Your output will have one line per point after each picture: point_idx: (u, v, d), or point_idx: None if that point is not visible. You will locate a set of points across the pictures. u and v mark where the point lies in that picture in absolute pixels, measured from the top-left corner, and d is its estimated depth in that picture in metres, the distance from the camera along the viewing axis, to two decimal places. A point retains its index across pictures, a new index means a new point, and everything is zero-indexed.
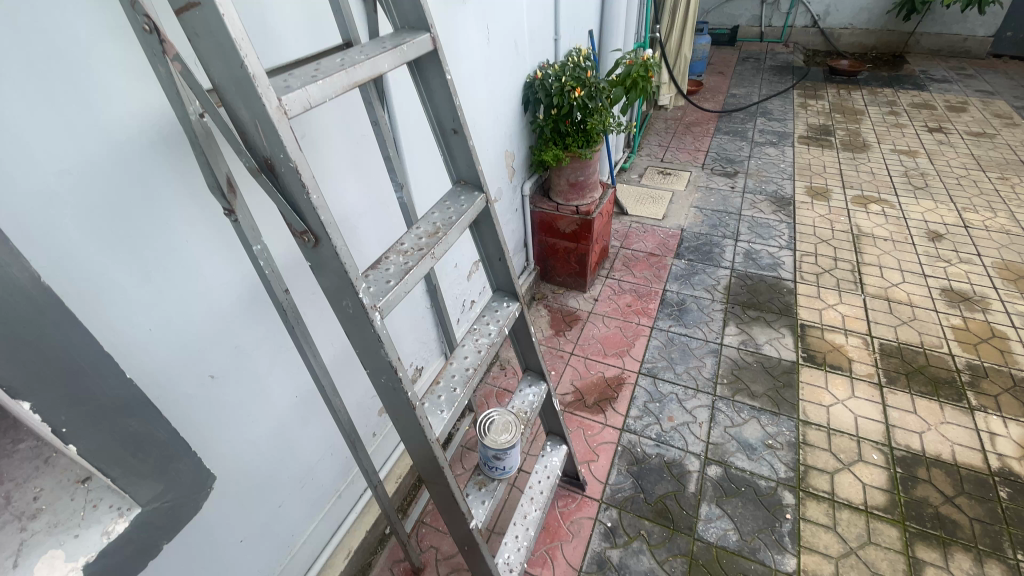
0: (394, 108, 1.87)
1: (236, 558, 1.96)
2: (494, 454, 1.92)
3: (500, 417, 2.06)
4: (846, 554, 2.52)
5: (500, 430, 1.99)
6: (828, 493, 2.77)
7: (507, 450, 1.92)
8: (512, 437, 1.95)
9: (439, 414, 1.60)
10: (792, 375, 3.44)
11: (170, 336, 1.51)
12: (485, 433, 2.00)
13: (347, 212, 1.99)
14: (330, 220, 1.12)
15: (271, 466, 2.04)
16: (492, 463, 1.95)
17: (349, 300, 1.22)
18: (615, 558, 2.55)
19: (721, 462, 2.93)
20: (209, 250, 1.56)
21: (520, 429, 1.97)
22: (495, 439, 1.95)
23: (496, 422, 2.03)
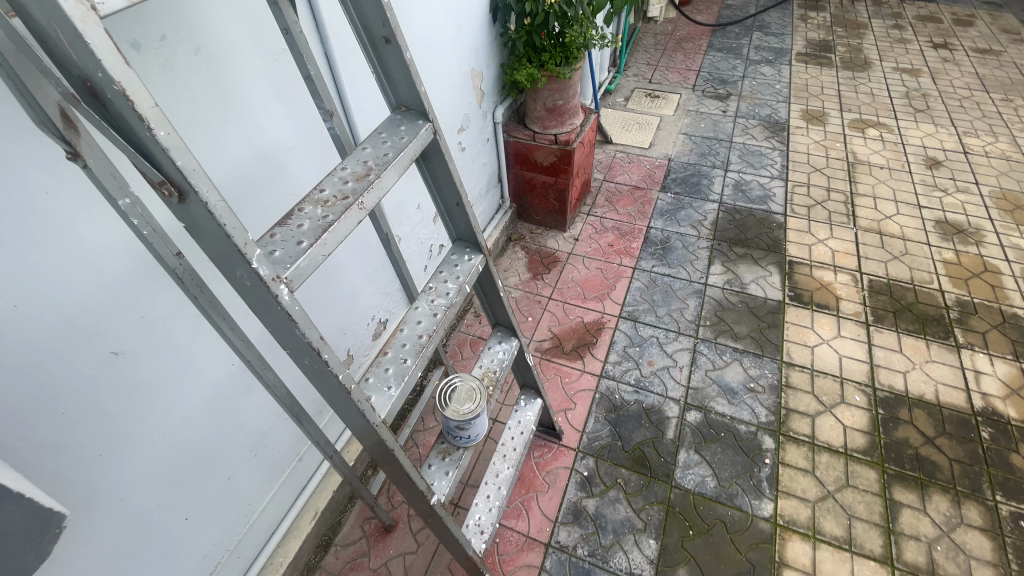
0: (311, 11, 1.48)
1: (183, 538, 1.80)
2: (458, 426, 1.75)
3: (464, 383, 1.87)
4: (823, 497, 2.50)
5: (462, 398, 1.82)
6: (809, 437, 2.71)
7: (472, 420, 1.77)
8: (477, 406, 1.79)
9: (386, 390, 1.37)
10: (778, 315, 3.30)
11: (44, 311, 1.22)
12: (446, 403, 1.82)
13: (272, 149, 1.66)
14: (193, 167, 0.81)
15: (214, 440, 1.83)
16: (456, 434, 1.78)
17: (243, 271, 0.94)
18: (591, 507, 2.48)
19: (701, 407, 2.82)
20: (83, 200, 1.24)
21: (485, 396, 1.81)
22: (458, 409, 1.77)
23: (458, 390, 1.85)
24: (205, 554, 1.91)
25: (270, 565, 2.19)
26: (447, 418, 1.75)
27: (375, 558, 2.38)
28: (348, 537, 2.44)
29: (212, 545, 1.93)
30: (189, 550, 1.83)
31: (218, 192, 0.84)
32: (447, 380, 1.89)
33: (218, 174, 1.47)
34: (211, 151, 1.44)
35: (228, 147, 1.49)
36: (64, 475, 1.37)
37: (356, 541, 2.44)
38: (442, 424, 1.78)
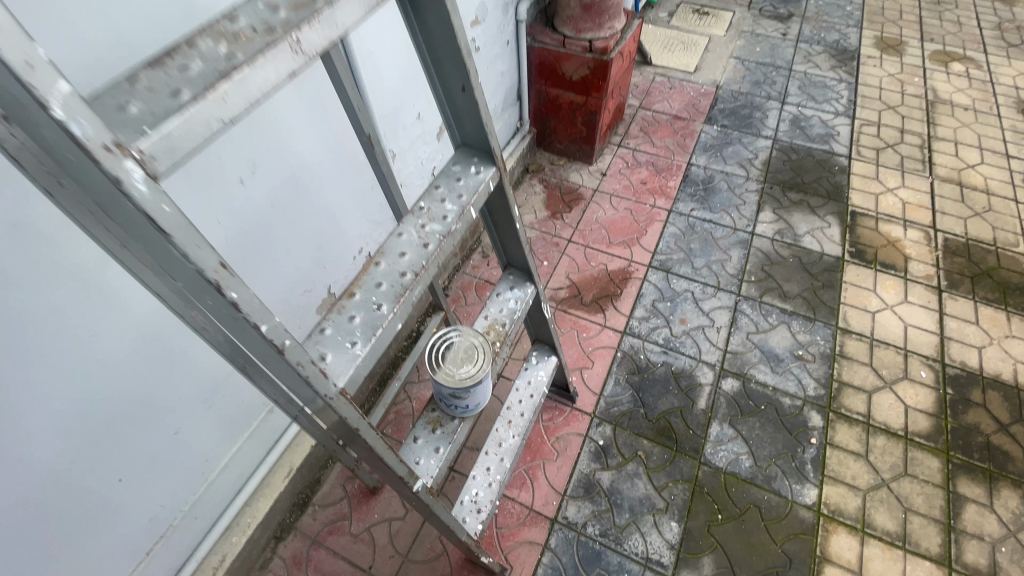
0: None
1: (117, 500, 1.48)
2: (453, 395, 1.41)
3: (465, 340, 1.49)
4: (876, 486, 2.14)
5: (459, 360, 1.46)
6: (864, 416, 2.33)
7: (471, 389, 1.41)
8: (477, 372, 1.42)
9: (345, 346, 0.96)
10: (835, 274, 2.84)
11: None
12: (439, 362, 1.47)
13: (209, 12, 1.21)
14: None
15: (155, 390, 1.48)
16: (450, 404, 1.44)
17: (52, 133, 0.52)
18: (606, 482, 2.14)
19: (739, 374, 2.42)
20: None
21: (489, 359, 1.44)
22: (454, 375, 1.42)
23: (456, 350, 1.48)
24: (151, 516, 1.61)
25: (238, 524, 1.90)
26: (438, 384, 1.42)
27: (358, 522, 2.08)
28: (327, 497, 2.13)
29: (157, 507, 1.62)
30: (125, 513, 1.51)
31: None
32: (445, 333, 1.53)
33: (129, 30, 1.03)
34: None
35: None
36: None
37: (337, 501, 2.14)
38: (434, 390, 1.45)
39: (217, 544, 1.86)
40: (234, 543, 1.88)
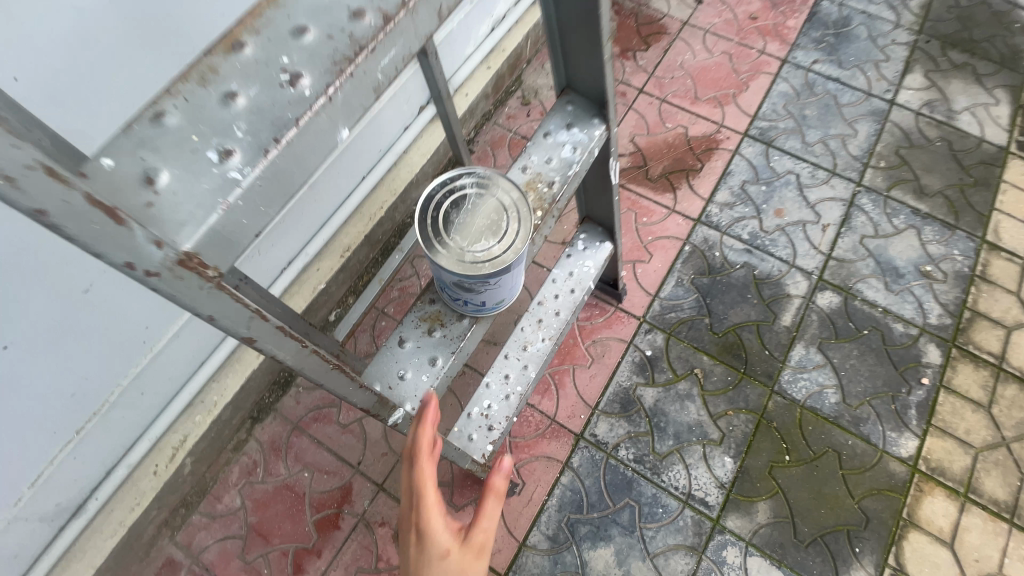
0: None
1: (10, 370, 1.11)
2: (460, 285, 0.91)
3: (488, 199, 0.93)
4: (994, 445, 1.68)
5: (473, 228, 0.90)
6: (996, 358, 1.78)
7: (492, 283, 0.90)
8: (504, 256, 0.89)
9: (208, 167, 0.42)
10: (995, 169, 2.10)
11: None
12: (448, 231, 0.90)
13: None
14: None
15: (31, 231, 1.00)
16: (456, 297, 0.95)
17: None
18: (648, 401, 1.71)
19: (842, 288, 1.85)
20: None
21: (525, 235, 0.91)
22: (465, 256, 0.88)
23: (472, 212, 0.92)
24: (73, 392, 1.26)
25: (201, 404, 1.59)
26: (436, 264, 0.89)
27: (347, 412, 1.74)
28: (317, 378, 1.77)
29: (80, 379, 1.26)
30: (28, 385, 1.16)
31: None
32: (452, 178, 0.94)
33: None
34: None
35: None
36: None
37: None
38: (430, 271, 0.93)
39: (179, 422, 1.56)
40: (197, 424, 1.58)
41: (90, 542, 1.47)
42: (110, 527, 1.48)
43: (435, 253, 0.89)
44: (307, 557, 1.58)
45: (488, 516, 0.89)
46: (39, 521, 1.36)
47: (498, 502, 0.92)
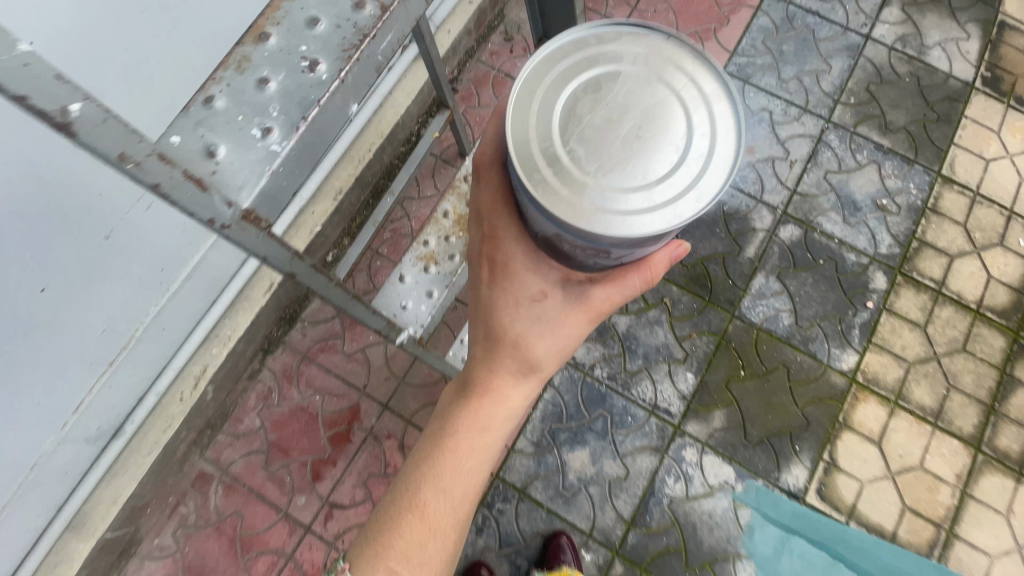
0: None
1: (52, 311, 1.25)
2: (556, 235, 0.77)
3: (675, 115, 0.74)
4: (925, 359, 1.90)
5: (616, 144, 0.72)
6: (936, 284, 1.97)
7: (604, 248, 0.75)
8: (643, 213, 0.71)
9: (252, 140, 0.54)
10: (956, 106, 2.22)
11: None
12: (589, 144, 0.72)
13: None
14: None
15: (53, 180, 1.09)
16: (549, 247, 0.84)
17: None
18: (622, 327, 1.90)
19: (803, 222, 2.00)
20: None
21: (702, 188, 0.72)
22: (598, 184, 0.70)
23: (637, 120, 0.72)
24: (104, 328, 1.41)
25: (217, 337, 1.74)
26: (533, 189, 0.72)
27: (350, 342, 1.93)
28: (319, 314, 1.95)
29: (109, 315, 1.40)
30: (67, 322, 1.30)
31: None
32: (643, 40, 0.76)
33: None
34: None
35: None
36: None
37: (329, 319, 1.96)
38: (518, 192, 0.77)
39: (197, 354, 1.73)
40: (215, 356, 1.74)
41: (130, 459, 1.68)
42: (146, 446, 1.69)
43: (547, 143, 0.73)
44: (323, 466, 1.81)
45: (615, 281, 0.88)
46: (84, 442, 1.55)
47: (635, 283, 0.89)
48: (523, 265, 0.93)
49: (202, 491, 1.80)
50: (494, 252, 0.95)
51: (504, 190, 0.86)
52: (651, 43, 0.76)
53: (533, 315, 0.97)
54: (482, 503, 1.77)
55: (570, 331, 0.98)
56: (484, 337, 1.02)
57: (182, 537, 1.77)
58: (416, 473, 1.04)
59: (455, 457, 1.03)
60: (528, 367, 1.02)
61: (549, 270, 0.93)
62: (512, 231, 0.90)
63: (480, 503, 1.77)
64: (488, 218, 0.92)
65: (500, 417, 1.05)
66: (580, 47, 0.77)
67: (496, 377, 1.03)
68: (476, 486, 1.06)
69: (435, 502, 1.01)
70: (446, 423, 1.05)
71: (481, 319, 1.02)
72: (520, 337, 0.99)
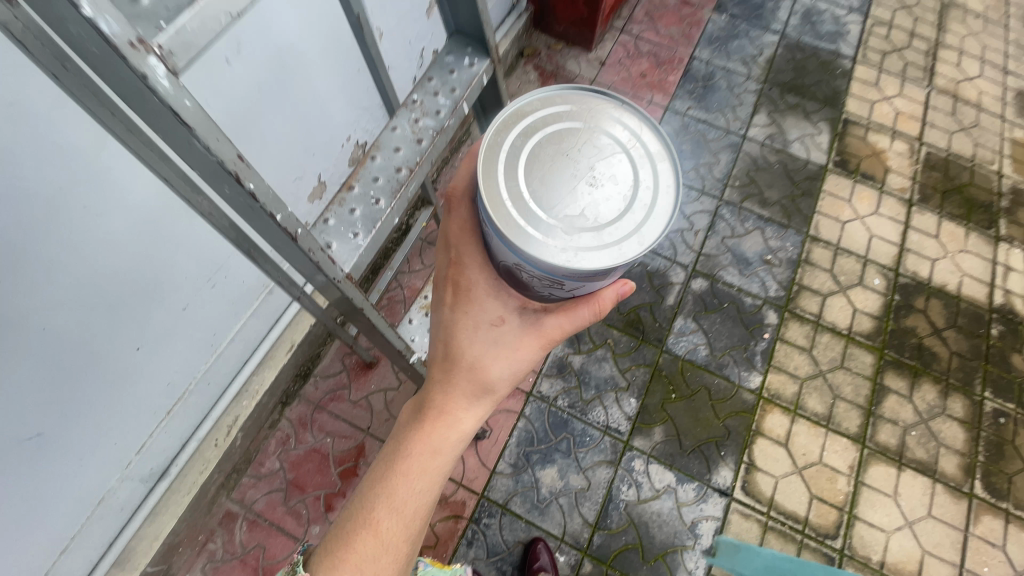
0: None
1: (141, 367, 1.64)
2: (517, 266, 0.95)
3: (624, 170, 0.95)
4: (813, 376, 2.43)
5: (573, 192, 0.91)
6: (814, 316, 2.55)
7: (559, 279, 0.92)
8: (593, 249, 0.88)
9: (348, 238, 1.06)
10: (815, 183, 2.89)
11: None
12: (553, 194, 0.91)
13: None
14: None
15: (163, 269, 1.55)
16: (509, 275, 1.00)
17: (72, 21, 0.55)
18: (577, 363, 2.38)
19: (708, 275, 2.59)
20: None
21: (642, 230, 0.91)
22: (555, 223, 0.89)
23: (591, 172, 0.93)
24: (169, 382, 1.79)
25: (246, 391, 2.13)
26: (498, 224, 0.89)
27: (355, 391, 2.35)
28: (328, 368, 2.39)
29: (174, 371, 1.79)
30: (148, 376, 1.69)
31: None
32: (603, 109, 0.99)
33: None
34: None
35: None
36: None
37: (337, 373, 2.40)
38: (484, 224, 0.95)
39: (230, 406, 2.10)
40: (245, 406, 2.12)
41: (172, 499, 1.97)
42: (185, 486, 1.98)
43: (514, 187, 0.91)
44: (335, 498, 2.15)
45: (566, 311, 1.03)
46: (139, 482, 1.87)
47: (579, 314, 1.04)
48: (484, 291, 1.07)
49: (228, 528, 2.11)
50: (460, 283, 1.09)
51: (473, 226, 1.04)
52: (605, 120, 0.98)
53: (491, 337, 1.10)
54: (471, 518, 2.12)
55: (523, 354, 1.10)
56: (445, 360, 1.13)
57: (211, 570, 2.04)
58: (370, 493, 1.10)
59: (407, 480, 1.09)
60: (483, 389, 1.13)
61: (508, 298, 1.07)
62: (475, 260, 1.06)
63: (469, 519, 2.12)
64: (458, 250, 1.07)
65: (453, 440, 1.13)
66: (549, 120, 0.98)
67: (453, 401, 1.13)
68: (427, 509, 1.12)
69: (388, 521, 1.07)
70: (400, 447, 1.12)
71: (443, 342, 1.14)
72: (477, 359, 1.11)
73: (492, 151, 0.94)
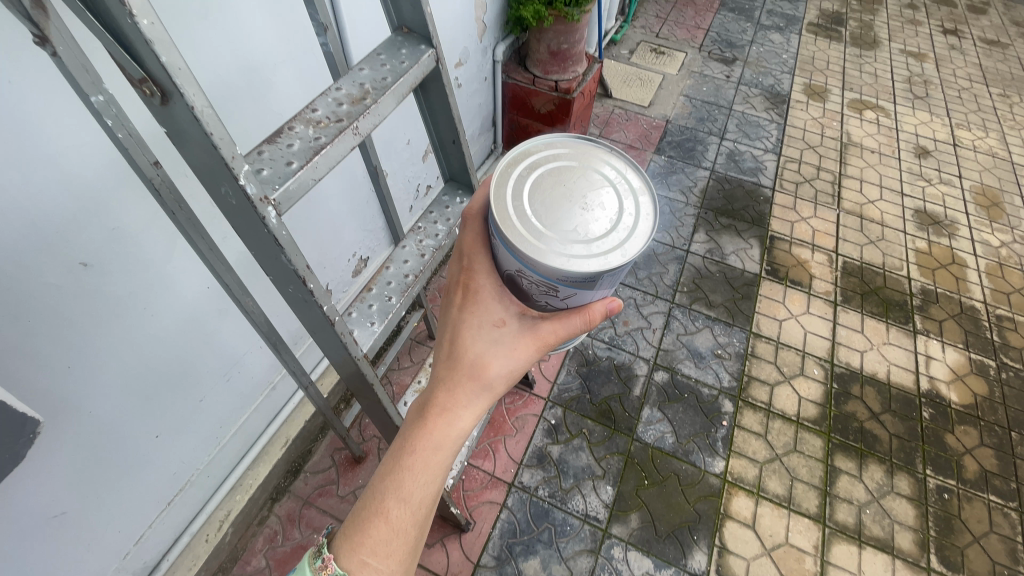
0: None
1: (154, 453, 1.80)
2: (519, 273, 1.10)
3: (612, 200, 1.12)
4: (771, 459, 2.64)
5: (569, 211, 1.08)
6: (765, 404, 2.84)
7: (554, 284, 1.08)
8: (583, 258, 1.04)
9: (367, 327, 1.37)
10: (752, 288, 3.37)
11: (23, 227, 1.16)
12: (554, 216, 1.08)
13: (282, 102, 1.71)
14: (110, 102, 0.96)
15: (191, 362, 1.80)
16: (511, 282, 1.16)
17: (228, 186, 0.91)
18: (555, 453, 2.57)
19: (668, 368, 2.92)
20: (58, 85, 1.13)
21: (627, 246, 1.07)
22: (552, 235, 1.05)
23: (584, 199, 1.10)
24: (174, 472, 1.93)
25: (240, 485, 2.24)
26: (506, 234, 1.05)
27: (343, 486, 2.44)
28: (318, 465, 2.49)
29: (181, 461, 1.94)
30: (159, 463, 1.84)
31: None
32: (594, 153, 1.19)
33: (203, 80, 1.39)
34: (193, 56, 1.34)
35: (211, 59, 1.40)
36: (16, 379, 1.28)
37: (326, 469, 2.49)
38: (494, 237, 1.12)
39: (224, 500, 2.19)
40: (237, 501, 2.21)
41: None
42: None
43: (519, 206, 1.08)
44: None
45: (560, 318, 1.19)
46: None
47: (572, 317, 1.19)
48: (489, 295, 1.20)
49: None
50: (468, 288, 1.21)
51: (483, 240, 1.19)
52: (595, 159, 1.18)
53: (493, 338, 1.20)
54: None
55: (520, 355, 1.21)
56: (449, 360, 1.21)
57: None
58: (378, 485, 1.13)
59: (414, 471, 1.13)
60: (485, 385, 1.20)
61: (510, 303, 1.21)
62: (484, 267, 1.19)
63: None
64: (468, 260, 1.21)
65: (455, 435, 1.17)
66: (551, 156, 1.17)
67: (456, 397, 1.18)
68: (432, 501, 1.15)
69: (398, 510, 1.11)
70: (406, 442, 1.16)
71: (448, 341, 1.23)
72: (479, 357, 1.20)
73: (502, 179, 1.13)
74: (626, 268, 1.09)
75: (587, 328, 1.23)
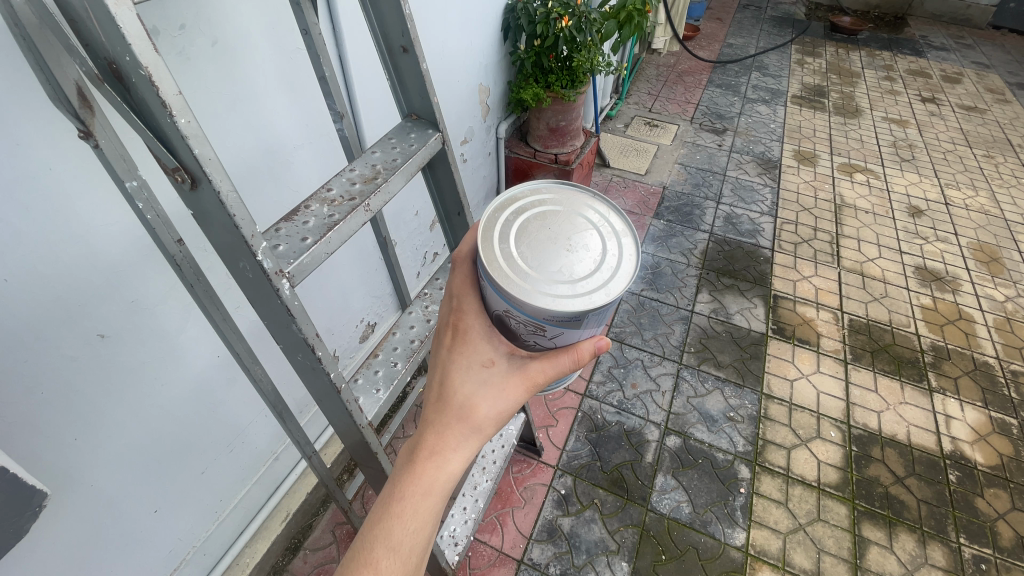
0: (342, 64, 1.79)
1: (150, 530, 1.74)
2: (507, 313, 1.13)
3: (595, 241, 1.16)
4: (794, 529, 2.51)
5: (553, 251, 1.12)
6: (783, 469, 2.73)
7: (541, 323, 1.11)
8: (568, 297, 1.07)
9: (374, 395, 1.39)
10: (760, 347, 3.35)
11: (47, 300, 1.22)
12: (541, 255, 1.12)
13: (300, 181, 1.84)
14: (140, 187, 1.04)
15: (196, 432, 1.79)
16: (500, 322, 1.18)
17: (247, 262, 0.96)
18: (566, 526, 2.46)
19: (680, 432, 2.85)
20: (96, 170, 1.24)
21: (612, 284, 1.10)
22: (537, 276, 1.09)
23: (568, 241, 1.14)
24: (169, 550, 1.86)
25: (236, 565, 2.14)
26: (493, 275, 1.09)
27: None
28: (318, 541, 2.38)
29: (178, 538, 1.87)
30: (153, 541, 1.77)
31: (177, 86, 0.78)
32: (579, 198, 1.25)
33: (229, 163, 1.51)
34: (220, 142, 1.46)
35: (237, 144, 1.52)
36: (25, 453, 1.29)
37: (326, 545, 2.38)
38: (482, 279, 1.16)
39: None
40: None
41: None
42: None
43: (505, 248, 1.14)
44: None
45: (548, 357, 1.20)
46: None
47: (561, 354, 1.20)
48: (478, 335, 1.22)
49: None
50: (457, 327, 1.23)
51: (471, 280, 1.23)
52: (579, 202, 1.23)
53: (481, 378, 1.21)
54: None
55: (511, 394, 1.21)
56: (439, 401, 1.20)
57: None
58: (366, 535, 1.08)
59: (402, 518, 1.09)
60: (475, 428, 1.18)
61: (498, 343, 1.23)
62: (472, 306, 1.22)
63: None
64: (456, 299, 1.24)
65: (445, 479, 1.13)
66: (536, 200, 1.23)
67: (447, 439, 1.16)
68: (421, 551, 1.11)
69: (386, 561, 1.06)
70: (394, 487, 1.12)
71: (438, 383, 1.23)
72: (468, 398, 1.19)
73: (490, 222, 1.18)
74: (612, 307, 1.12)
75: (575, 367, 1.24)
